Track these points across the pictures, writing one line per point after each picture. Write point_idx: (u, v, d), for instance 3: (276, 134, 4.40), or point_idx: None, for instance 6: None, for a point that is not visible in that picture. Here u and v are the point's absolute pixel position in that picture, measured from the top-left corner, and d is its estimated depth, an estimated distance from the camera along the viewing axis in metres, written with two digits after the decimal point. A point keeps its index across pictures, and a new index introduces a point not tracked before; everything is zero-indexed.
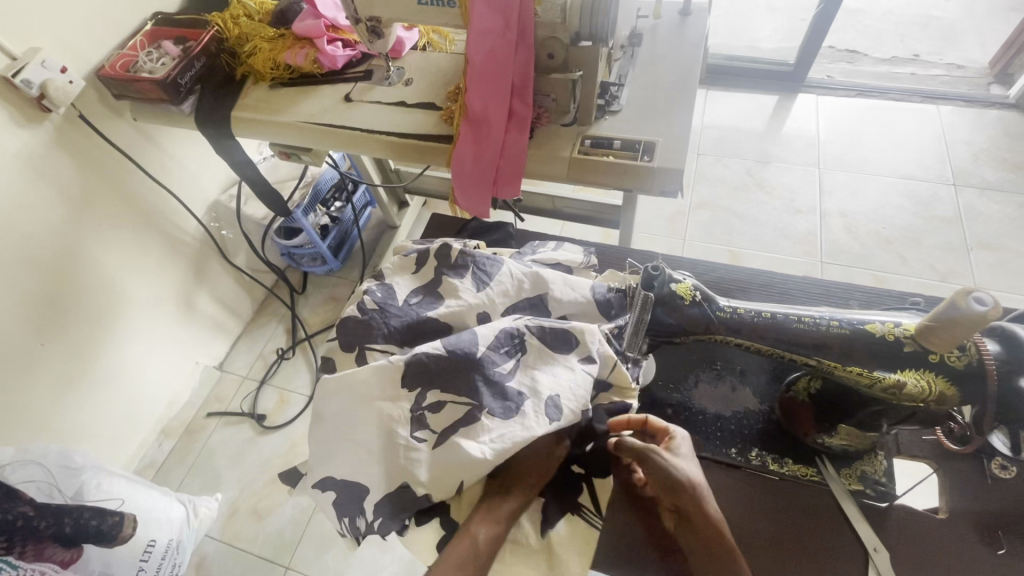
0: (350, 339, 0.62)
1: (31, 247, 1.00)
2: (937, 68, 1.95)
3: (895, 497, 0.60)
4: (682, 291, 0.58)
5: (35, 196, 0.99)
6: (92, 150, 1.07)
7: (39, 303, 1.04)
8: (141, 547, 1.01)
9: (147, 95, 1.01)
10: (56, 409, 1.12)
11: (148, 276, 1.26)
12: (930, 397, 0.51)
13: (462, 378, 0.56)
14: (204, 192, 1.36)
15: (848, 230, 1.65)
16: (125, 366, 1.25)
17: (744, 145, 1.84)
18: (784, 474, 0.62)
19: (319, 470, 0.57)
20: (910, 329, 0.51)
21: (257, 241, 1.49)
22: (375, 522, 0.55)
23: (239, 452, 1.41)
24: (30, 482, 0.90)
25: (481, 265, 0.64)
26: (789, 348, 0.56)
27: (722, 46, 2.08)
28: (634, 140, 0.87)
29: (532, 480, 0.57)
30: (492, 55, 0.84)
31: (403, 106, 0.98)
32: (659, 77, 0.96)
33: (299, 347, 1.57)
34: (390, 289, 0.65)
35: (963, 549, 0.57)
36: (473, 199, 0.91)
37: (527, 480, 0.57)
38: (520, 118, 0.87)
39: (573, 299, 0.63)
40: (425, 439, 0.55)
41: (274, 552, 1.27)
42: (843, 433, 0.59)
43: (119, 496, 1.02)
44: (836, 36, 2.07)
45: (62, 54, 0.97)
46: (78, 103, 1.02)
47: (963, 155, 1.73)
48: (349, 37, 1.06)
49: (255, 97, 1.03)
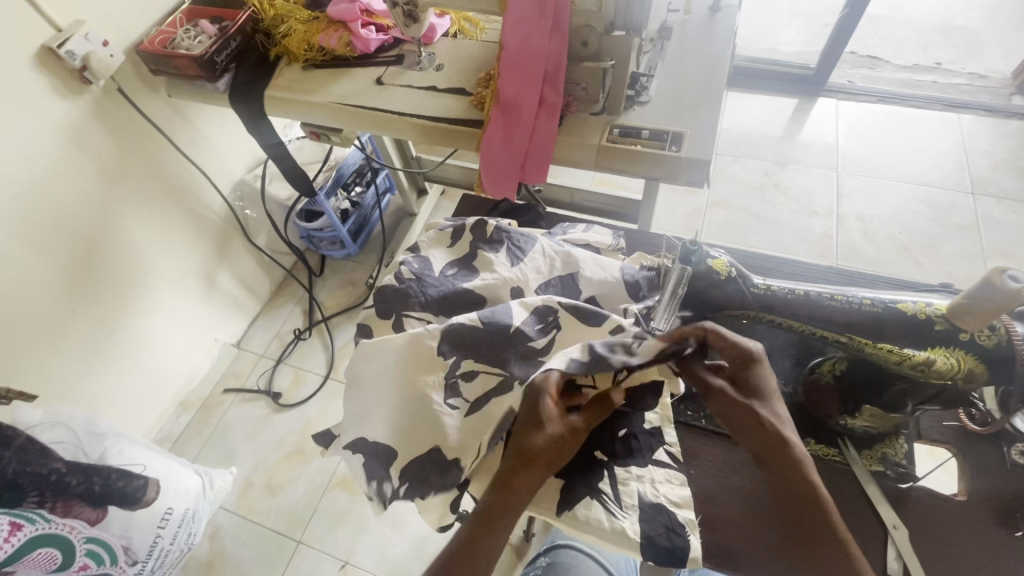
0: (387, 306, 0.63)
1: (64, 214, 1.02)
2: (959, 77, 1.94)
3: (915, 478, 0.61)
4: (718, 266, 0.59)
5: (72, 166, 1.02)
6: (127, 124, 1.10)
7: (69, 271, 1.06)
8: (159, 514, 1.04)
9: (184, 71, 1.03)
10: (81, 376, 1.14)
11: (173, 251, 1.28)
12: (959, 374, 0.52)
13: (492, 347, 0.57)
14: (231, 171, 1.39)
15: (865, 234, 1.65)
16: (149, 338, 1.28)
17: (763, 147, 1.85)
18: (806, 453, 0.63)
19: (353, 431, 0.58)
20: (942, 309, 0.52)
21: (279, 222, 1.51)
22: (401, 487, 0.56)
23: (253, 428, 1.44)
24: (59, 442, 0.94)
25: (516, 242, 0.66)
26: (820, 326, 0.57)
27: (744, 48, 2.08)
28: (662, 130, 0.89)
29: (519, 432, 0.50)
30: (526, 40, 0.86)
31: (434, 90, 0.99)
32: (689, 71, 0.97)
33: (315, 329, 1.59)
34: (426, 261, 0.67)
35: (980, 531, 0.58)
36: (501, 183, 0.92)
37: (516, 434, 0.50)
38: (551, 104, 0.88)
39: (603, 278, 0.63)
40: (457, 406, 0.56)
41: (286, 526, 1.29)
42: (866, 414, 0.61)
43: (142, 462, 1.04)
44: (858, 42, 2.07)
45: (104, 28, 1.00)
46: (117, 77, 1.04)
47: (983, 164, 1.73)
48: (383, 21, 1.08)
49: (289, 77, 1.06)
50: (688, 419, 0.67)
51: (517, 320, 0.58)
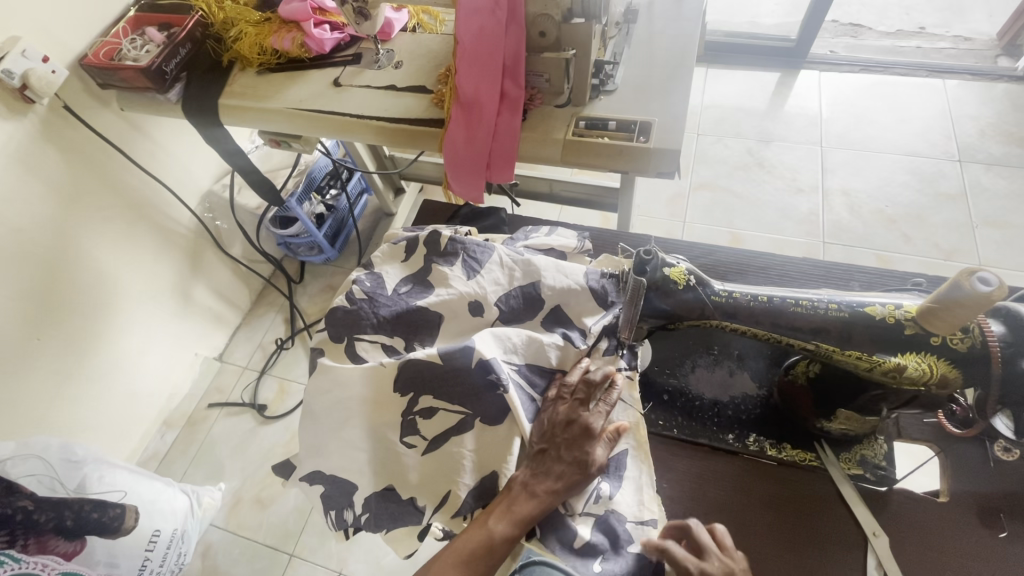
0: (338, 330, 0.60)
1: (18, 239, 0.99)
2: (943, 41, 1.90)
3: (895, 481, 0.60)
4: (676, 276, 0.56)
5: (23, 189, 0.98)
6: (78, 142, 1.05)
7: (34, 297, 1.03)
8: (145, 538, 1.02)
9: (132, 84, 0.98)
10: (54, 403, 1.12)
11: (144, 269, 1.25)
12: (933, 379, 0.51)
13: (450, 385, 0.54)
14: (197, 182, 1.35)
15: (851, 209, 1.62)
16: (124, 359, 1.25)
17: (745, 125, 1.81)
18: (781, 459, 0.62)
19: (310, 463, 0.56)
20: (911, 311, 0.50)
21: (251, 231, 1.48)
22: (364, 515, 0.55)
23: (241, 441, 1.42)
24: (32, 476, 0.91)
25: (471, 253, 0.63)
26: (787, 333, 0.55)
27: (722, 23, 2.03)
28: (630, 120, 0.85)
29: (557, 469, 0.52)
30: (482, 33, 0.82)
31: (393, 90, 0.95)
32: (656, 54, 0.93)
33: (298, 337, 1.57)
34: (379, 278, 0.64)
35: (964, 532, 0.56)
36: (466, 185, 0.89)
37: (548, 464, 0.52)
38: (512, 100, 0.84)
39: (567, 286, 0.61)
40: (414, 444, 0.54)
41: (278, 540, 1.28)
42: (842, 418, 0.59)
43: (122, 488, 1.02)
44: (840, 9, 2.01)
45: (44, 43, 0.95)
46: (62, 94, 1.00)
47: (969, 129, 1.69)
48: (337, 19, 1.03)
49: (243, 83, 1.01)
50: (660, 428, 0.65)
51: (478, 363, 0.53)
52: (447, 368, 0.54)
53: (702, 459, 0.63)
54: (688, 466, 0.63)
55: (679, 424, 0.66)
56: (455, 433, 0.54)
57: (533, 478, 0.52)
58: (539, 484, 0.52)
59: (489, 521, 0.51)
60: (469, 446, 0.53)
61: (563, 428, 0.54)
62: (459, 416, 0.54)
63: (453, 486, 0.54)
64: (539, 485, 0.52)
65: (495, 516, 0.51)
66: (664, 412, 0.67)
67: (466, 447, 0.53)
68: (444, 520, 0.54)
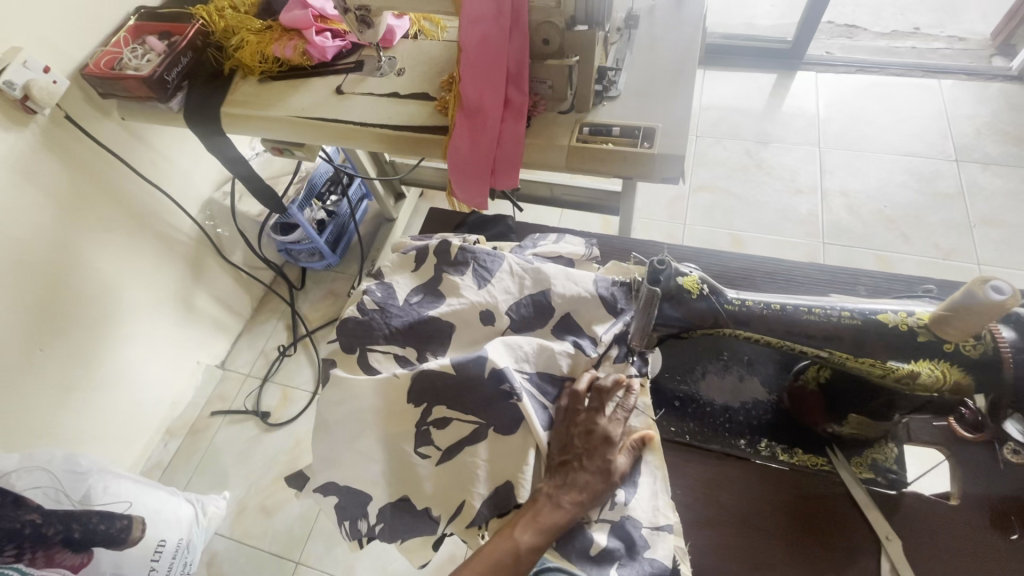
0: (350, 340, 0.61)
1: (20, 250, 0.98)
2: (938, 41, 1.91)
3: (906, 484, 0.61)
4: (689, 284, 0.56)
5: (24, 199, 0.97)
6: (80, 152, 1.05)
7: (36, 308, 1.03)
8: (152, 548, 1.01)
9: (134, 93, 0.98)
10: (57, 414, 1.11)
11: (146, 278, 1.25)
12: (945, 385, 0.52)
13: (464, 395, 0.54)
14: (198, 190, 1.34)
15: (850, 209, 1.63)
16: (126, 368, 1.25)
17: (743, 126, 1.82)
18: (793, 464, 0.62)
19: (324, 474, 0.56)
20: (923, 318, 0.51)
21: (252, 238, 1.48)
22: (378, 525, 0.55)
23: (245, 449, 1.41)
24: (37, 488, 0.90)
25: (482, 262, 0.63)
26: (799, 340, 0.55)
27: (719, 25, 2.04)
28: (634, 126, 0.85)
29: (580, 479, 0.53)
30: (486, 40, 0.82)
31: (396, 97, 0.95)
32: (658, 59, 0.94)
33: (300, 344, 1.56)
34: (390, 288, 0.64)
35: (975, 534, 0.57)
36: (471, 192, 0.89)
37: (571, 473, 0.53)
38: (517, 106, 0.85)
39: (577, 294, 0.61)
40: (428, 454, 0.55)
41: (284, 548, 1.28)
42: (852, 422, 0.60)
43: (127, 499, 1.01)
44: (835, 10, 2.02)
45: (45, 53, 0.95)
46: (64, 103, 1.00)
47: (966, 129, 1.71)
48: (338, 27, 1.03)
49: (246, 91, 1.01)
50: (672, 435, 0.66)
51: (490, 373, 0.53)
52: (460, 378, 0.54)
53: (713, 464, 0.64)
54: (699, 471, 0.64)
55: (691, 430, 0.66)
56: (469, 444, 0.54)
57: (557, 488, 0.53)
58: (563, 493, 0.52)
59: (515, 532, 0.51)
60: (483, 455, 0.54)
61: (584, 438, 0.54)
62: (472, 426, 0.54)
63: (467, 496, 0.54)
64: (563, 495, 0.52)
65: (521, 527, 0.51)
66: (675, 418, 0.67)
67: (479, 457, 0.54)
68: (459, 530, 0.55)
